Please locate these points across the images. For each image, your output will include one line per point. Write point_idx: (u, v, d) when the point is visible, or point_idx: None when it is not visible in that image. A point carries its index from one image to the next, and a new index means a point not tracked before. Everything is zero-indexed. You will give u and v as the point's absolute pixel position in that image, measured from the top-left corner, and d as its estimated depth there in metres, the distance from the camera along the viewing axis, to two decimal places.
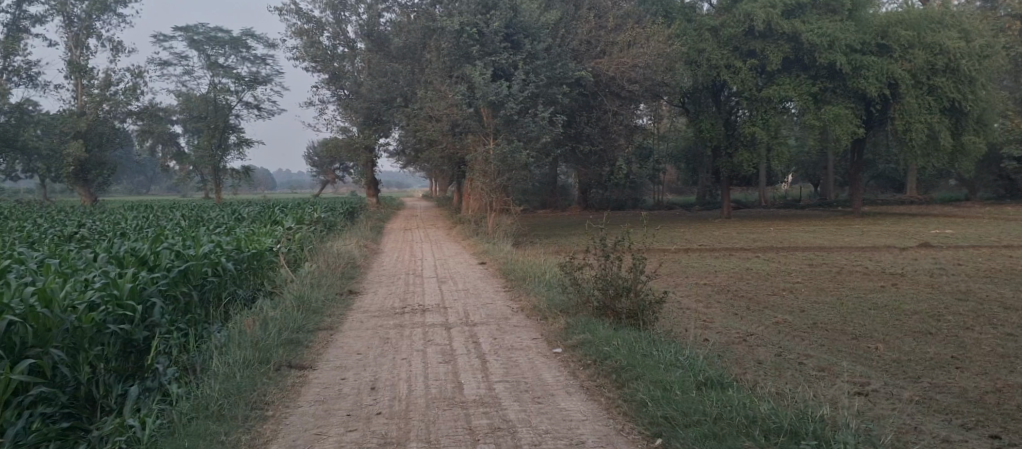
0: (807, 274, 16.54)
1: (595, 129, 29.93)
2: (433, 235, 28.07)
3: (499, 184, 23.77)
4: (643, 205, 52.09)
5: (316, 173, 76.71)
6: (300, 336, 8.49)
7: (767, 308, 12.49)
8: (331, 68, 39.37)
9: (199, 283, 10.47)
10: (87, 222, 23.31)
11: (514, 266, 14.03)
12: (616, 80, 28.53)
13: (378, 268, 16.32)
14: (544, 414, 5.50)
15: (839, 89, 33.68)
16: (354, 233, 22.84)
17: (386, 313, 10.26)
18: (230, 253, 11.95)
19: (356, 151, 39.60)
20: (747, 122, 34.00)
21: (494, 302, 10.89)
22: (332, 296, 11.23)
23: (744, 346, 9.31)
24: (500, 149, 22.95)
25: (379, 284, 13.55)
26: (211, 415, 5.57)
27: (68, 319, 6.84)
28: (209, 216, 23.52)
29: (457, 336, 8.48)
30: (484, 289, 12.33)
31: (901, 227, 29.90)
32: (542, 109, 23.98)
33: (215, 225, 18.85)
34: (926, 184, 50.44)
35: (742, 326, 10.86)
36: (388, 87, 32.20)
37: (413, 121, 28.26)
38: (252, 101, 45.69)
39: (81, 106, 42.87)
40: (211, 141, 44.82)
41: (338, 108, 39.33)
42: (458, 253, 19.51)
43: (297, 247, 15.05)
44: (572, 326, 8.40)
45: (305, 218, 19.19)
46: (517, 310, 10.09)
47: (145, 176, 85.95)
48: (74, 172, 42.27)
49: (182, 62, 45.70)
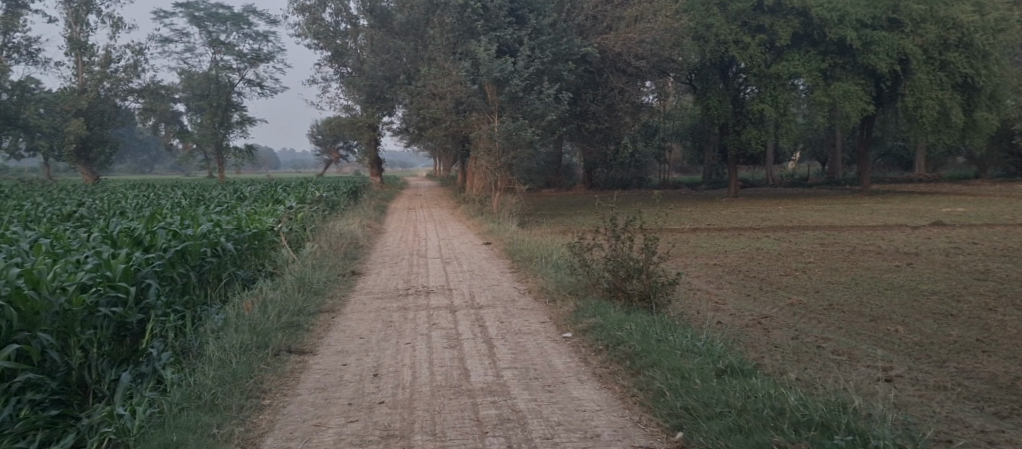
0: (819, 254, 16.20)
1: (600, 106, 29.49)
2: (437, 214, 27.71)
3: (504, 162, 23.40)
4: (649, 184, 51.69)
5: (319, 152, 76.35)
6: (300, 318, 8.20)
7: (780, 289, 12.17)
8: (333, 45, 38.87)
9: (197, 264, 10.23)
10: (87, 201, 23.03)
11: (520, 246, 13.71)
12: (623, 56, 28.11)
13: (381, 248, 16.04)
14: (556, 404, 5.21)
15: (849, 65, 33.08)
16: (357, 212, 22.52)
17: (389, 294, 9.97)
18: (230, 233, 11.69)
19: (359, 129, 39.20)
20: (756, 99, 33.49)
21: (501, 283, 10.57)
22: (334, 277, 10.95)
23: (759, 330, 9.01)
24: (505, 127, 22.54)
25: (382, 265, 13.25)
26: (205, 405, 5.31)
27: (57, 301, 6.60)
28: (210, 195, 23.19)
29: (463, 319, 8.21)
30: (490, 270, 12.02)
31: (912, 205, 29.49)
32: (548, 86, 23.52)
33: (217, 204, 18.56)
34: (935, 162, 49.86)
35: (755, 308, 10.57)
36: (391, 64, 32.26)
37: (416, 99, 27.84)
38: (254, 79, 45.28)
39: (82, 84, 42.55)
40: (213, 119, 44.42)
41: (341, 86, 38.88)
42: (462, 233, 19.22)
43: (299, 227, 14.73)
44: (582, 309, 8.11)
45: (308, 197, 18.89)
46: (524, 292, 9.80)
47: (149, 155, 85.60)
48: (75, 150, 41.76)
49: (183, 39, 45.23)
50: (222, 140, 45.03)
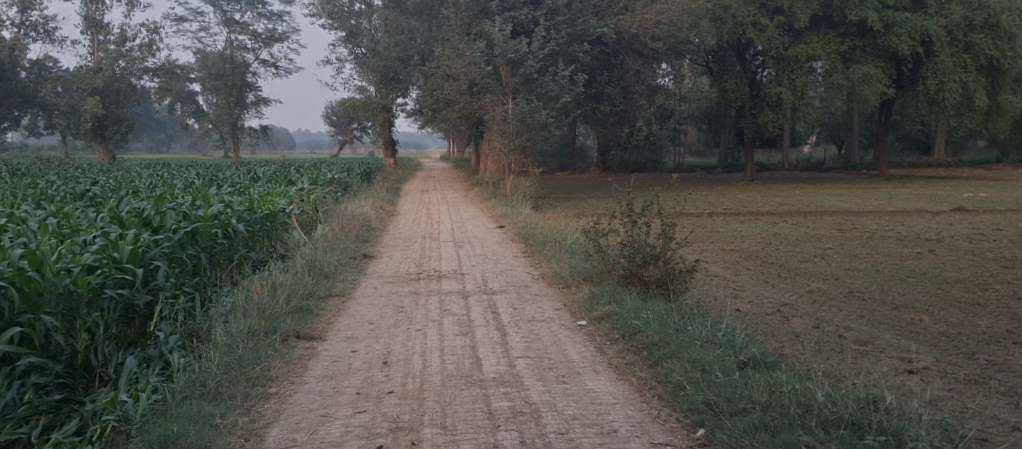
0: (839, 239, 15.84)
1: (616, 88, 29.08)
2: (450, 197, 27.53)
3: (517, 145, 23.04)
4: (664, 167, 51.27)
5: (334, 133, 76.29)
6: (310, 302, 8.05)
7: (798, 276, 11.88)
8: (347, 25, 38.59)
9: (207, 245, 10.13)
10: (102, 179, 23.03)
11: (534, 230, 13.51)
12: (639, 37, 27.74)
13: (393, 231, 15.90)
14: (570, 396, 5.02)
15: (869, 47, 32.37)
16: (370, 194, 22.39)
17: (401, 278, 9.81)
18: (241, 214, 11.57)
19: (373, 111, 39.01)
20: (774, 82, 32.96)
21: (514, 268, 10.38)
22: (345, 260, 10.81)
23: (778, 318, 8.75)
24: (519, 109, 22.25)
25: (394, 248, 13.09)
26: (208, 394, 5.17)
27: (61, 283, 6.48)
28: (224, 175, 23.16)
29: (475, 305, 8.03)
30: (503, 254, 11.82)
31: (932, 190, 28.96)
32: (563, 67, 23.17)
33: (230, 184, 18.48)
34: (956, 146, 48.99)
35: (774, 295, 10.31)
36: (405, 45, 31.90)
37: (430, 80, 27.60)
38: (269, 59, 45.16)
39: (98, 62, 42.55)
40: (228, 99, 44.37)
41: (355, 66, 38.66)
42: (476, 216, 19.05)
43: (312, 209, 14.58)
44: (597, 296, 7.90)
45: (321, 178, 18.77)
46: (538, 277, 9.60)
47: (165, 134, 85.85)
48: (91, 129, 41.65)
49: (198, 18, 45.12)
50: (237, 120, 45.00)
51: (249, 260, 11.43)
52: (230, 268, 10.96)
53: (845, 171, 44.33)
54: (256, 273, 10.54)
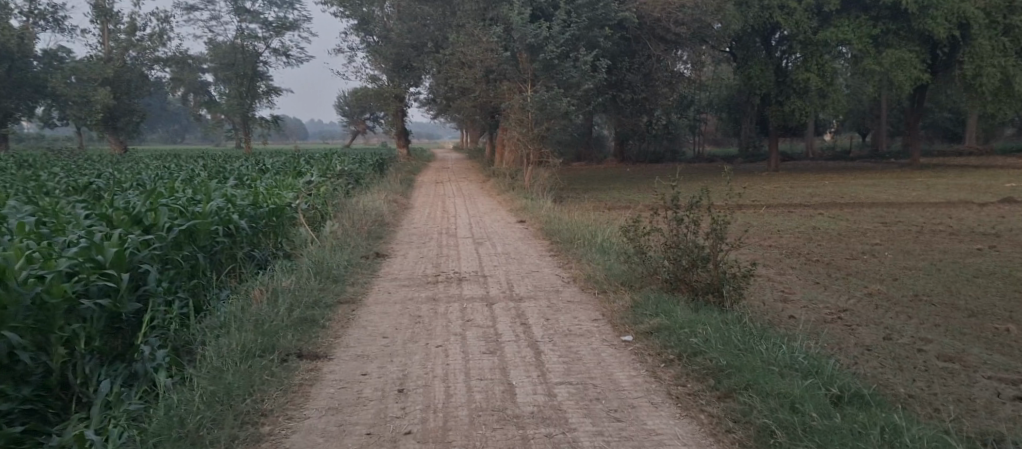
0: (885, 235, 14.82)
1: (637, 75, 27.99)
2: (466, 188, 26.61)
3: (537, 134, 22.00)
4: (683, 157, 50.11)
5: (346, 123, 75.50)
6: (317, 311, 7.14)
7: (851, 275, 10.89)
8: (359, 13, 37.65)
9: (208, 244, 9.28)
10: (107, 171, 22.29)
11: (560, 226, 12.55)
12: (662, 22, 26.68)
13: (408, 226, 15.01)
14: (629, 440, 4.08)
15: (903, 30, 31.46)
16: (384, 186, 21.51)
17: (417, 282, 8.90)
18: (245, 210, 10.74)
19: (386, 100, 38.11)
20: (801, 68, 31.76)
21: (541, 270, 9.43)
22: (354, 260, 9.91)
23: (841, 327, 7.82)
24: (539, 96, 21.23)
25: (409, 245, 12.19)
26: (188, 436, 4.27)
27: (31, 293, 5.57)
28: (232, 167, 22.43)
29: (502, 315, 7.10)
30: (527, 253, 10.91)
31: (968, 181, 27.77)
32: (585, 52, 22.00)
33: (239, 177, 17.72)
34: (988, 133, 47.40)
35: (830, 299, 9.33)
36: (419, 31, 30.89)
37: (445, 68, 26.62)
38: (280, 48, 44.37)
39: (107, 52, 41.85)
40: (239, 89, 43.64)
41: (367, 55, 37.75)
42: (494, 209, 18.11)
43: (321, 203, 13.70)
44: (640, 305, 6.97)
45: (332, 170, 17.91)
46: (569, 280, 8.68)
47: (180, 125, 85.28)
48: (103, 120, 41.10)
49: (208, 6, 44.38)
50: (248, 109, 44.26)
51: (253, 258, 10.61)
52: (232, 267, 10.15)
53: (871, 160, 42.99)
54: (262, 275, 9.72)
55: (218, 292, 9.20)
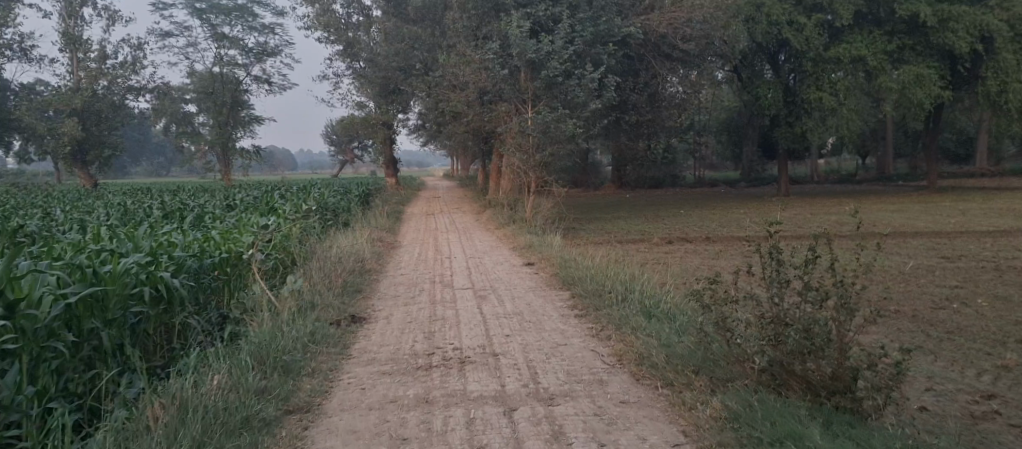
0: (959, 274, 12.50)
1: (642, 95, 25.92)
2: (459, 221, 24.29)
3: (539, 160, 19.74)
4: (683, 182, 48.11)
5: (335, 153, 73.24)
6: (245, 437, 4.73)
7: (957, 335, 8.49)
8: (344, 38, 35.48)
9: (123, 312, 7.02)
10: (56, 211, 19.68)
11: (581, 273, 10.21)
12: (667, 39, 24.60)
13: (394, 272, 12.67)
14: None
15: (920, 46, 29.43)
16: (368, 222, 19.18)
17: (404, 368, 6.45)
18: (186, 261, 8.50)
19: (373, 128, 35.89)
20: (813, 87, 29.76)
21: (571, 344, 7.01)
22: (319, 332, 7.46)
23: (1011, 431, 5.42)
24: (541, 117, 19.00)
25: (394, 302, 9.76)
26: None
27: None
28: (197, 203, 20.01)
29: (532, 435, 4.72)
30: (545, 313, 8.53)
31: (1001, 204, 25.67)
32: (590, 69, 19.72)
33: (201, 219, 15.37)
34: (997, 154, 45.55)
35: (954, 374, 6.94)
36: (407, 53, 28.72)
37: (435, 91, 24.49)
38: (262, 75, 42.14)
39: (77, 82, 39.01)
40: (219, 118, 41.31)
41: (353, 81, 35.58)
42: (494, 247, 15.80)
43: (287, 248, 11.33)
44: (735, 421, 4.60)
45: (306, 205, 15.52)
46: (615, 364, 6.26)
47: (165, 158, 82.62)
48: (71, 153, 38.52)
49: (185, 33, 42.11)
50: (229, 140, 41.90)
51: (196, 324, 8.37)
52: (158, 339, 7.89)
53: (880, 182, 41.02)
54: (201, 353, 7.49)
55: (134, 379, 6.93)
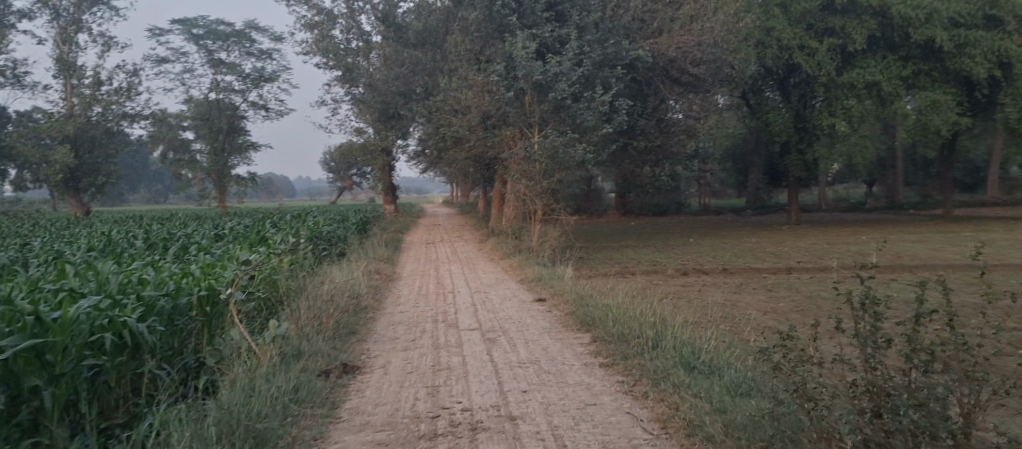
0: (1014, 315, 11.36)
1: (650, 121, 24.98)
2: (461, 251, 23.22)
3: (546, 187, 18.73)
4: (688, 209, 47.10)
5: (333, 179, 72.28)
6: None
7: None
8: (343, 63, 34.64)
9: (75, 364, 6.08)
10: (36, 241, 18.53)
11: (601, 313, 9.11)
12: (677, 62, 23.71)
13: (392, 310, 11.57)
14: None
15: (935, 70, 28.68)
16: (365, 252, 18.12)
17: (403, 436, 5.36)
18: (158, 301, 7.53)
19: (373, 154, 34.94)
20: (825, 112, 28.86)
21: (601, 403, 5.92)
22: (305, 387, 6.40)
23: None
24: (549, 142, 18.00)
25: (393, 347, 8.68)
26: None
27: None
28: (185, 232, 18.91)
29: None
30: (565, 362, 7.43)
31: None
32: (600, 92, 18.76)
33: (184, 251, 14.23)
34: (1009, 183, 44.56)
35: None
36: (407, 78, 27.82)
37: (435, 115, 23.54)
38: (259, 100, 41.32)
39: (70, 107, 38.05)
40: (215, 144, 40.36)
41: (352, 107, 34.72)
42: (499, 281, 14.71)
43: (275, 283, 10.30)
44: None
45: (298, 235, 14.44)
46: (661, 433, 5.17)
47: (163, 184, 81.57)
48: (63, 180, 37.43)
49: (181, 59, 41.36)
50: (224, 166, 40.86)
51: (170, 371, 7.37)
52: (124, 390, 6.88)
53: (891, 211, 40.05)
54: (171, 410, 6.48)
55: (86, 442, 5.97)
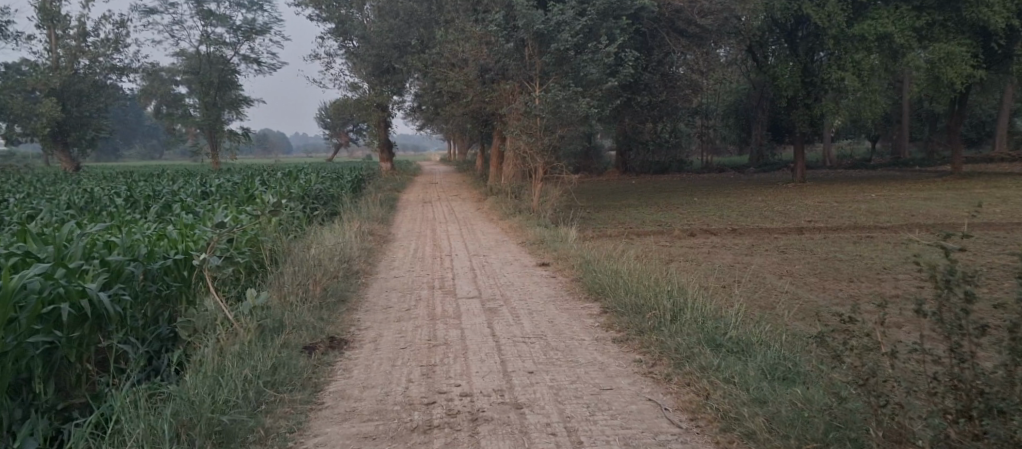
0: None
1: (655, 75, 23.96)
2: (458, 210, 22.44)
3: (547, 144, 17.85)
4: (690, 167, 46.20)
5: (328, 136, 70.96)
6: None
7: None
8: (336, 16, 33.31)
9: (21, 339, 5.44)
10: (13, 198, 17.63)
11: (611, 281, 8.42)
12: (684, 12, 22.60)
13: (385, 274, 10.84)
14: None
15: (951, 22, 27.55)
16: (358, 211, 17.33)
17: (394, 430, 4.65)
18: (125, 267, 6.81)
19: (367, 110, 33.89)
20: (835, 65, 27.80)
21: (619, 389, 5.22)
22: (283, 366, 5.70)
23: None
24: (550, 96, 17.07)
25: (385, 317, 7.97)
26: None
27: None
28: (171, 189, 18.04)
29: None
30: (575, 338, 6.72)
31: None
32: (605, 43, 17.74)
33: (168, 210, 13.45)
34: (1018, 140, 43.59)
35: None
36: (402, 29, 26.64)
37: (431, 69, 22.53)
38: (251, 54, 40.02)
39: (55, 60, 36.71)
40: (206, 99, 39.15)
41: (346, 62, 33.55)
42: (499, 243, 13.98)
43: (258, 246, 9.54)
44: None
45: (286, 194, 13.63)
46: (693, 429, 4.45)
47: (157, 140, 79.98)
48: (51, 134, 36.15)
49: (170, 10, 39.91)
50: (216, 122, 39.68)
51: (139, 344, 6.68)
52: (85, 367, 6.18)
53: (898, 168, 39.19)
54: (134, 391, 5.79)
55: (35, 430, 5.32)
